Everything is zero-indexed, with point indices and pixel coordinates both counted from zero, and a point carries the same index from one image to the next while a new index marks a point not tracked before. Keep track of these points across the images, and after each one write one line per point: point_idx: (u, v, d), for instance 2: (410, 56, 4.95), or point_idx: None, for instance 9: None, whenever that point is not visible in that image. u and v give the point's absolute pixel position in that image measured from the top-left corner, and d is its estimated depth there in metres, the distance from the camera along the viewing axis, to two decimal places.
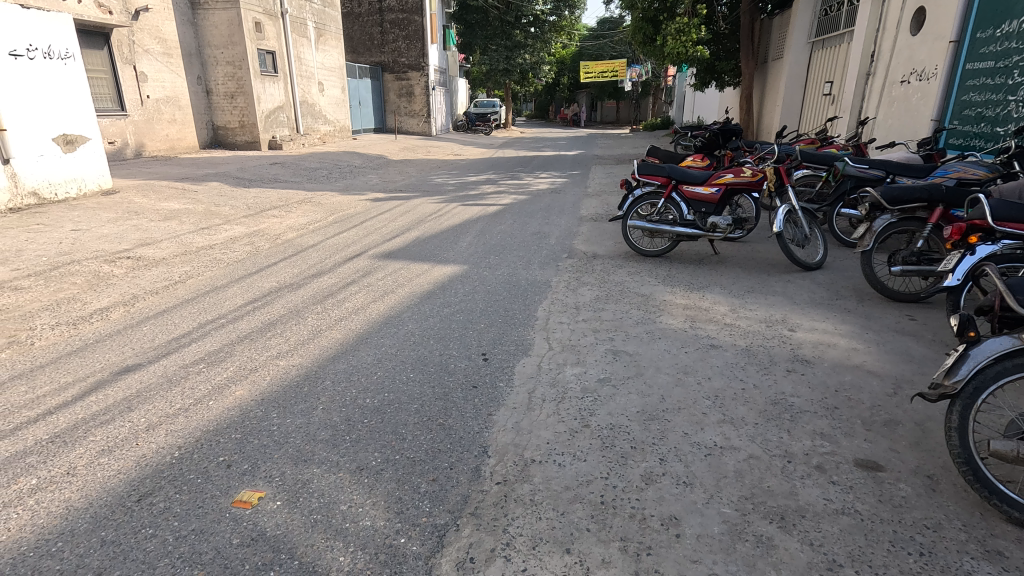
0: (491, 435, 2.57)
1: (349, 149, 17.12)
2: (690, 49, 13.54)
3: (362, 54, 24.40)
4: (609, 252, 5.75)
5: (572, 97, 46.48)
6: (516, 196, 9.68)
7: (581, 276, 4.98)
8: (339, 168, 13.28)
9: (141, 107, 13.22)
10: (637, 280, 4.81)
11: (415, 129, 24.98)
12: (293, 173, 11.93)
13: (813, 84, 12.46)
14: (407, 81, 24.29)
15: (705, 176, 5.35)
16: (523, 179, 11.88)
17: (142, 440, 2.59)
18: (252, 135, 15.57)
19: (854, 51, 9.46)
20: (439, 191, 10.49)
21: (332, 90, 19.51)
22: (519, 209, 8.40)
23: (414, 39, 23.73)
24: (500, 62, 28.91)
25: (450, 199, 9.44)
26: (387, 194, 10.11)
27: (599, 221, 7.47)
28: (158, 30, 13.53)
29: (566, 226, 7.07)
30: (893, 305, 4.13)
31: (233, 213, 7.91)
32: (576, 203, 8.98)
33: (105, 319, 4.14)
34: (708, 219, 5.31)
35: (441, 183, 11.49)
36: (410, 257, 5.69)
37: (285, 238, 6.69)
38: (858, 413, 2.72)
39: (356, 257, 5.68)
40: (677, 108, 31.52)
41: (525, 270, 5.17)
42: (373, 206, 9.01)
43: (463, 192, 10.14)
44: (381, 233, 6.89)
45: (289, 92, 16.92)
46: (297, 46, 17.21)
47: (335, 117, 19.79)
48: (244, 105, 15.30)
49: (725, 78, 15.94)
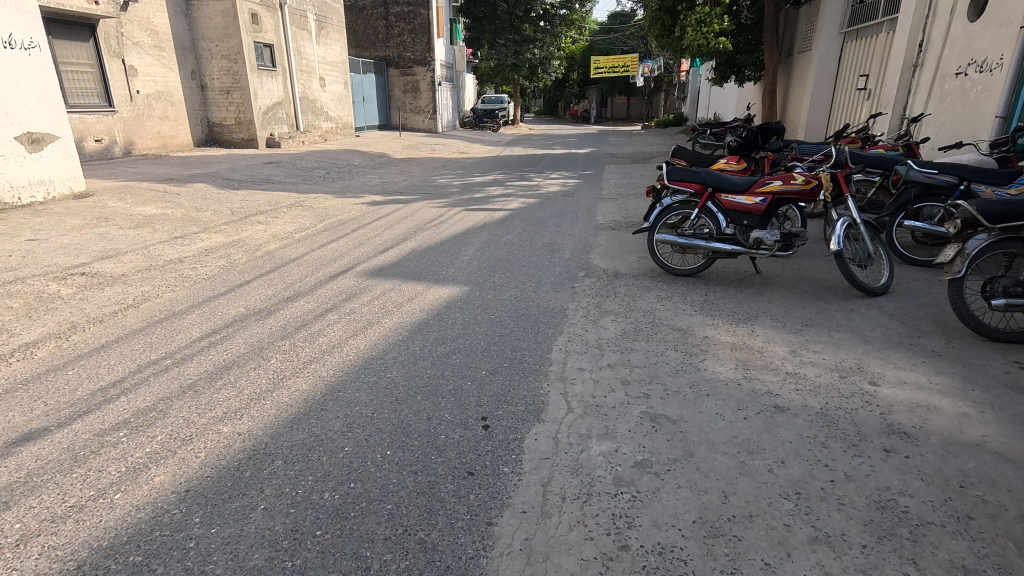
0: (491, 565, 1.82)
1: (350, 147, 16.41)
2: (711, 41, 12.67)
3: (366, 49, 23.68)
4: (633, 269, 4.98)
5: (582, 93, 45.60)
6: (525, 199, 8.92)
7: (602, 301, 4.22)
8: (337, 167, 12.59)
9: (130, 103, 12.57)
10: (669, 309, 4.04)
11: (421, 126, 24.28)
12: (289, 173, 11.26)
13: (846, 78, 11.57)
14: (413, 77, 23.57)
15: (747, 184, 4.55)
16: (532, 179, 11.12)
17: (4, 565, 1.85)
18: (249, 133, 14.90)
19: (897, 41, 8.61)
20: (443, 193, 9.76)
21: (333, 85, 18.81)
22: (528, 215, 7.64)
23: (420, 34, 22.99)
24: (508, 57, 28.05)
25: (453, 203, 8.70)
26: (386, 197, 9.39)
27: (618, 229, 6.68)
28: (148, 22, 12.86)
29: (581, 236, 6.30)
30: (991, 347, 3.34)
31: (214, 219, 7.21)
32: (591, 208, 8.18)
33: (28, 357, 3.43)
34: (751, 234, 4.52)
35: (445, 185, 10.75)
36: (404, 274, 4.95)
37: (266, 250, 5.98)
38: (1005, 530, 1.94)
39: (341, 275, 4.95)
40: (691, 105, 30.61)
41: (536, 292, 4.43)
42: (369, 210, 8.29)
43: (467, 194, 9.40)
44: (374, 243, 6.16)
45: (288, 87, 16.22)
46: (297, 40, 16.52)
47: (337, 113, 19.10)
48: (240, 100, 14.64)
49: (745, 72, 15.08)
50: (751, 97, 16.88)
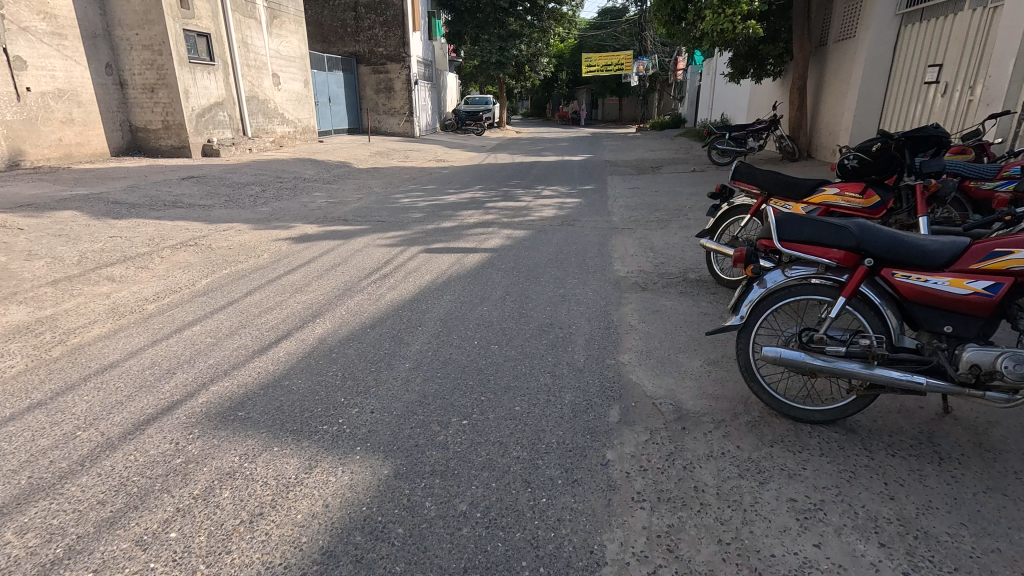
0: None
1: (306, 155, 14.00)
2: (739, 25, 10.56)
3: (334, 44, 21.26)
4: (707, 405, 2.70)
5: (571, 93, 43.39)
6: (510, 229, 6.62)
7: (675, 527, 1.93)
8: (278, 183, 10.18)
9: (17, 104, 10.05)
10: (838, 567, 1.74)
11: (396, 130, 21.89)
12: (210, 191, 8.85)
13: (906, 70, 9.41)
14: (386, 74, 21.21)
15: (949, 253, 2.28)
16: (519, 198, 8.82)
17: None
18: (180, 139, 12.46)
19: (1010, 10, 6.41)
20: (402, 219, 7.42)
21: (290, 84, 16.39)
22: (513, 259, 5.34)
23: (393, 27, 20.63)
24: (493, 53, 25.69)
25: (411, 236, 6.36)
26: (324, 226, 7.03)
27: (651, 290, 4.42)
28: (41, 1, 10.31)
29: (597, 307, 4.02)
30: None
31: (40, 274, 4.80)
32: (601, 244, 5.89)
33: None
34: (962, 356, 2.25)
35: (408, 206, 8.40)
36: (276, 421, 2.61)
37: (76, 342, 3.59)
38: None
39: (156, 425, 2.59)
40: (690, 105, 28.55)
41: (528, 492, 2.11)
42: (292, 250, 5.93)
43: (433, 222, 7.07)
44: (262, 324, 3.80)
45: (230, 85, 13.75)
46: (241, 29, 14.07)
47: (295, 116, 16.67)
48: (168, 100, 12.18)
49: (767, 66, 12.99)
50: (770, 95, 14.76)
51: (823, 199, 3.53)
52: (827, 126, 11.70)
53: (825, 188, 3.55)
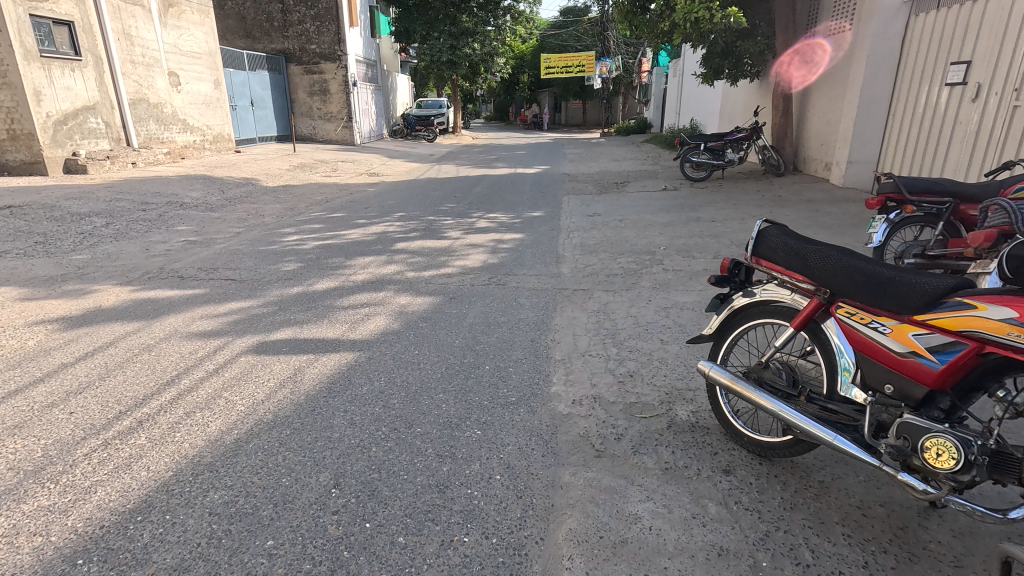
0: None
1: (204, 170, 11.60)
2: (718, 13, 8.84)
3: (259, 40, 18.74)
4: None
5: (533, 95, 41.57)
6: (410, 294, 4.55)
7: None
8: (135, 212, 7.81)
9: None
10: None
11: (333, 136, 19.51)
12: (17, 230, 6.45)
13: (919, 69, 7.73)
14: (320, 75, 18.87)
15: None
16: (444, 233, 6.77)
17: None
18: (30, 153, 9.93)
19: None
20: (265, 273, 5.25)
21: (193, 84, 13.91)
22: (387, 368, 3.26)
23: (326, 21, 18.30)
24: (443, 52, 23.53)
25: (254, 311, 4.20)
26: (139, 290, 4.79)
27: (611, 457, 2.42)
28: None
29: (502, 535, 1.98)
30: None
31: None
32: (537, 325, 3.87)
33: None
34: None
35: (289, 247, 6.21)
36: None
37: None
38: None
39: None
40: (656, 109, 27.01)
41: None
42: (42, 344, 3.69)
43: (303, 281, 4.92)
44: None
45: (106, 85, 11.24)
46: (121, 18, 11.58)
47: (202, 121, 14.20)
48: (11, 104, 9.65)
49: (744, 65, 11.35)
50: (749, 100, 13.15)
51: (966, 323, 1.73)
52: (817, 135, 10.05)
53: (972, 303, 1.75)
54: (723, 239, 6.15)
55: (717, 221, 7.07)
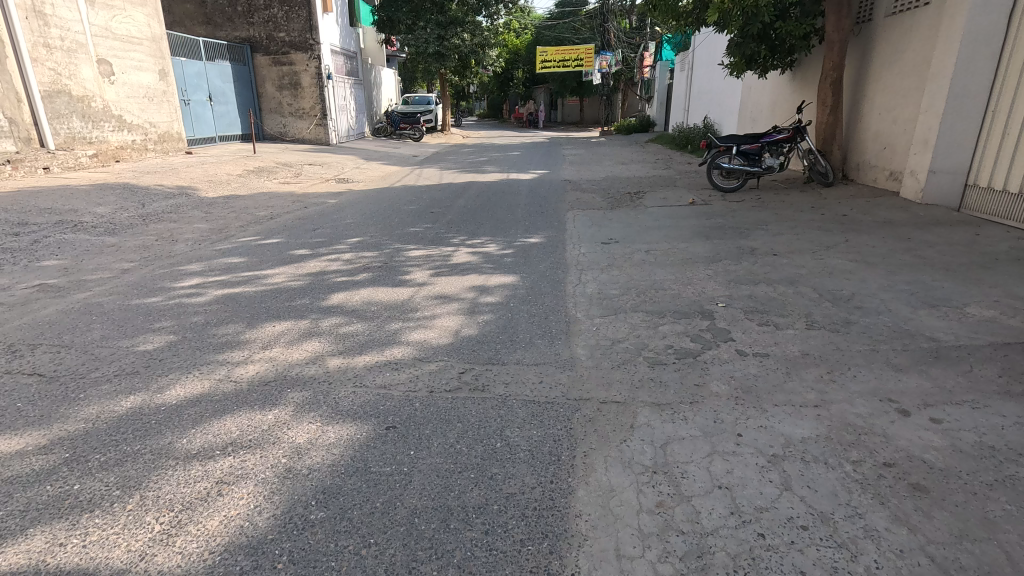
0: None
1: (131, 177, 9.60)
2: None
3: (220, 26, 16.68)
4: None
5: (528, 92, 39.62)
6: (320, 416, 2.64)
7: None
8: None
9: None
10: None
11: (306, 135, 17.55)
12: None
13: None
14: (290, 66, 16.88)
15: None
16: (405, 274, 4.85)
17: None
18: None
19: None
20: (105, 356, 3.32)
21: (131, 74, 11.90)
22: None
23: (296, 5, 16.31)
24: (430, 43, 21.58)
25: (15, 470, 2.26)
26: None
27: None
28: None
29: None
30: None
31: None
32: (544, 520, 1.97)
33: None
34: None
35: (176, 300, 4.27)
36: None
37: None
38: None
39: None
40: (660, 106, 25.22)
41: None
42: None
43: (154, 380, 2.99)
44: None
45: (10, 73, 9.22)
46: None
47: (143, 118, 12.22)
48: None
49: (783, 49, 9.49)
50: (781, 94, 11.30)
51: None
52: (877, 137, 8.18)
53: None
54: (803, 287, 4.29)
55: (779, 254, 5.20)
